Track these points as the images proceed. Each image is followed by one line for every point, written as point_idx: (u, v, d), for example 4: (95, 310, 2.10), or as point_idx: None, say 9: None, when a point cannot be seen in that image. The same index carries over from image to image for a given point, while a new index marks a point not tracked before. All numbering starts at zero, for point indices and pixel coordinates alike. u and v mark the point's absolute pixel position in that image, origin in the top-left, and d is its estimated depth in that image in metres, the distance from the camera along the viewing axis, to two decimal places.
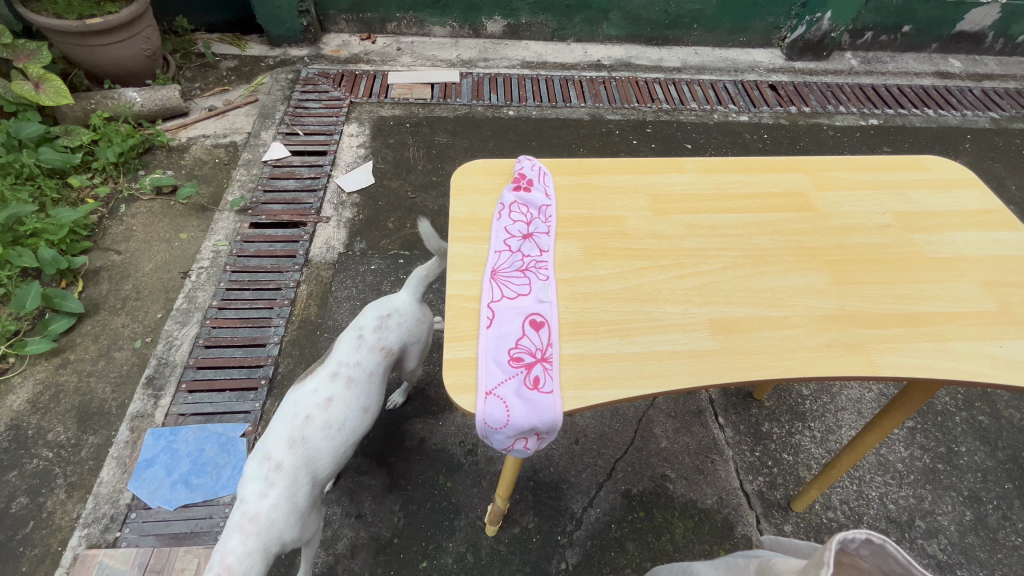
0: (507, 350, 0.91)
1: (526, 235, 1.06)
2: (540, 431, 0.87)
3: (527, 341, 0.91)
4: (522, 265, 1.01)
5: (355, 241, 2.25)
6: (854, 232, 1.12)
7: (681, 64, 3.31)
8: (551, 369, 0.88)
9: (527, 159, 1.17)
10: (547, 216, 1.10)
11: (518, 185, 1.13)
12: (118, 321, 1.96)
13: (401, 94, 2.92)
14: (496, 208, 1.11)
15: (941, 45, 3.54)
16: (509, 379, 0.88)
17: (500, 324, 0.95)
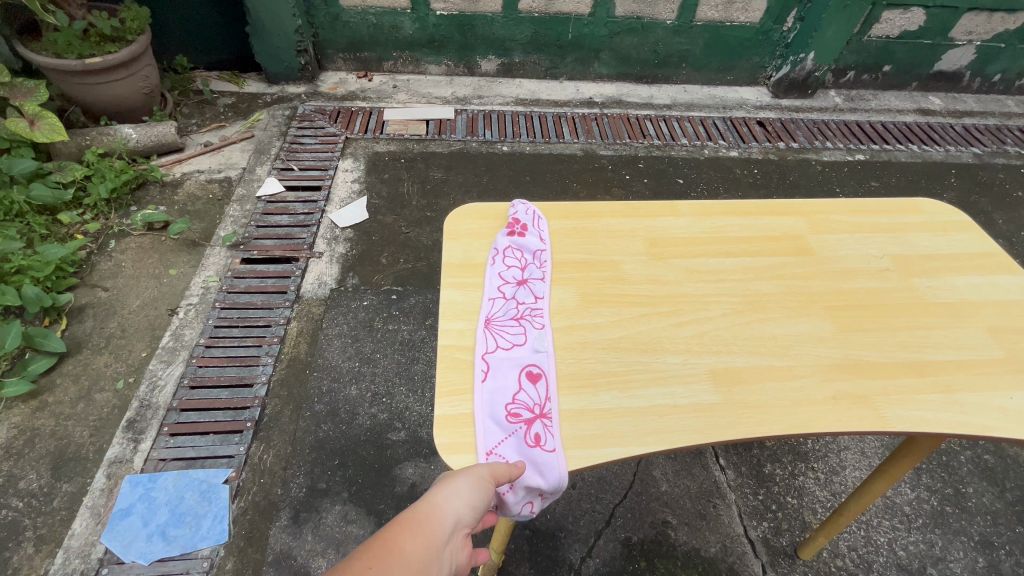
0: (504, 405, 0.88)
1: (521, 281, 1.04)
2: (542, 493, 0.82)
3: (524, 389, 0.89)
4: (517, 314, 0.99)
5: (347, 276, 2.22)
6: (853, 277, 1.11)
7: (671, 102, 3.40)
8: (551, 426, 0.85)
9: (521, 204, 1.16)
10: (542, 260, 1.09)
11: (511, 231, 1.12)
12: (100, 361, 1.90)
13: (396, 130, 2.96)
14: (490, 253, 1.09)
15: (921, 83, 3.66)
16: (507, 438, 0.84)
17: (495, 378, 0.91)
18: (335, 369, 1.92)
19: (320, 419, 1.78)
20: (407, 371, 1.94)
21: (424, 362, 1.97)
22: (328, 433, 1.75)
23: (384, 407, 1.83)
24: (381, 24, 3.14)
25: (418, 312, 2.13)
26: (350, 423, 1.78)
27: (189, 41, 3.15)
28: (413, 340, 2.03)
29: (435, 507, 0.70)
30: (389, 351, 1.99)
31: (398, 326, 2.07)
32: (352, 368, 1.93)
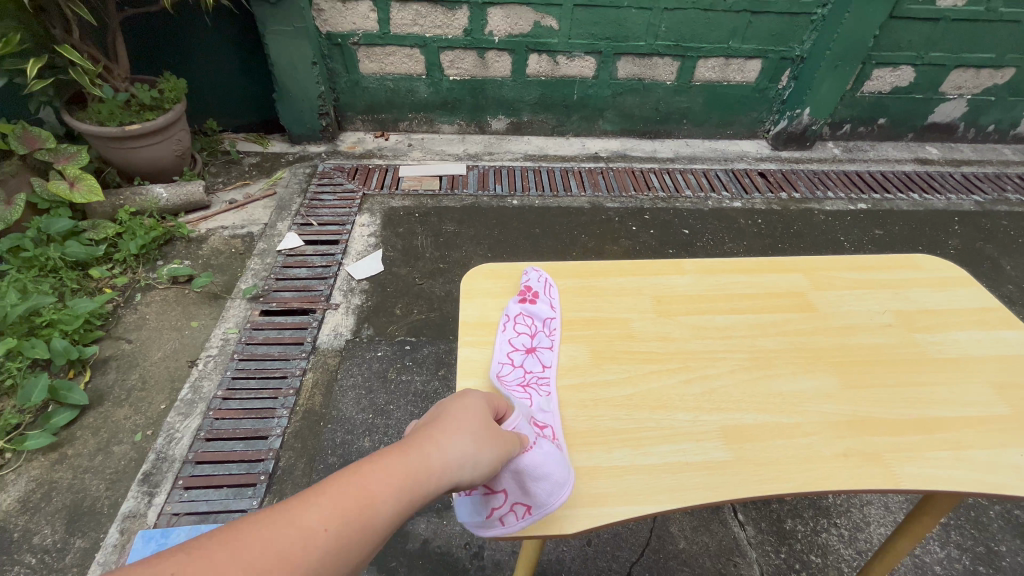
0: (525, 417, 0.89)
1: (530, 348, 1.07)
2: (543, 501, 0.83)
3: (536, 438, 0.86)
4: (524, 380, 1.00)
5: (362, 328, 2.28)
6: (857, 333, 1.14)
7: (674, 155, 3.54)
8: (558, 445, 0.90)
9: (535, 272, 1.20)
10: (551, 328, 1.12)
11: (523, 298, 1.15)
12: (120, 413, 1.94)
13: (411, 186, 3.10)
14: (503, 317, 1.13)
15: (916, 134, 3.79)
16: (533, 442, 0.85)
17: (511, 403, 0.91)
18: (349, 421, 1.94)
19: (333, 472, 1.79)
20: None
21: None
22: None
23: None
24: (398, 89, 3.36)
25: (430, 363, 2.16)
26: None
27: (219, 107, 3.38)
28: (426, 391, 2.06)
29: (438, 458, 0.67)
30: (402, 403, 2.01)
31: (411, 377, 2.10)
32: (366, 419, 1.95)
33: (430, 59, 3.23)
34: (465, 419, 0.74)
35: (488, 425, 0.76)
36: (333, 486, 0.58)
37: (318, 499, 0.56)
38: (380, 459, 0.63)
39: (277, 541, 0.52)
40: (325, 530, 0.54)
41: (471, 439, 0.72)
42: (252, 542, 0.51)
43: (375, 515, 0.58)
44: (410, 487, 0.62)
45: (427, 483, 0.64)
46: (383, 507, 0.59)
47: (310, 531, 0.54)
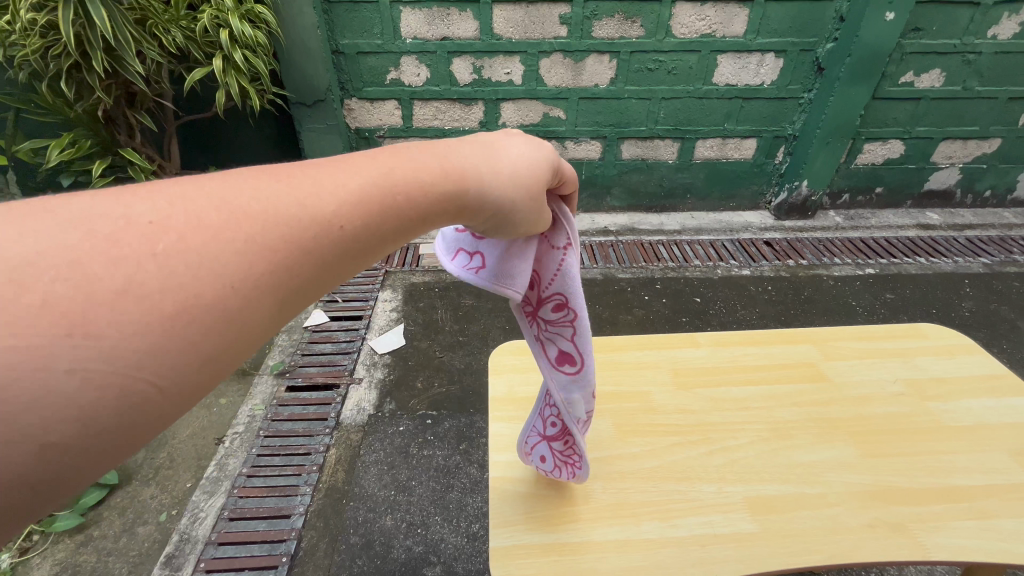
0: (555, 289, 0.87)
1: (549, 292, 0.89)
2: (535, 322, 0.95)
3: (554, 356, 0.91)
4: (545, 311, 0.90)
5: (385, 402, 2.32)
6: (871, 402, 1.17)
7: (681, 227, 3.69)
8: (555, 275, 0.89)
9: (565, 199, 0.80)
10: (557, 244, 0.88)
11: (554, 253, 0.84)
12: (147, 493, 1.97)
13: (431, 263, 3.27)
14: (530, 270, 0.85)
15: (915, 201, 3.93)
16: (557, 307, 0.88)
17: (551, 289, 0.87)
18: (371, 498, 1.94)
19: (355, 552, 1.77)
20: (442, 499, 1.94)
21: (458, 489, 1.97)
22: (363, 568, 1.73)
23: (419, 538, 1.81)
24: None
25: (452, 437, 2.17)
26: (385, 557, 1.76)
27: None
28: (447, 466, 2.06)
29: (471, 165, 0.66)
30: (424, 478, 2.01)
31: (433, 452, 2.11)
32: (388, 497, 1.94)
33: None
34: (518, 147, 0.71)
35: (537, 163, 0.72)
36: (355, 164, 0.57)
37: (339, 181, 0.55)
38: (415, 152, 0.63)
39: (283, 217, 0.49)
40: (344, 223, 0.53)
41: (523, 166, 0.70)
42: (256, 204, 0.48)
43: (400, 198, 0.59)
44: (440, 179, 0.62)
45: (465, 198, 0.65)
46: (407, 208, 0.59)
47: (329, 216, 0.52)
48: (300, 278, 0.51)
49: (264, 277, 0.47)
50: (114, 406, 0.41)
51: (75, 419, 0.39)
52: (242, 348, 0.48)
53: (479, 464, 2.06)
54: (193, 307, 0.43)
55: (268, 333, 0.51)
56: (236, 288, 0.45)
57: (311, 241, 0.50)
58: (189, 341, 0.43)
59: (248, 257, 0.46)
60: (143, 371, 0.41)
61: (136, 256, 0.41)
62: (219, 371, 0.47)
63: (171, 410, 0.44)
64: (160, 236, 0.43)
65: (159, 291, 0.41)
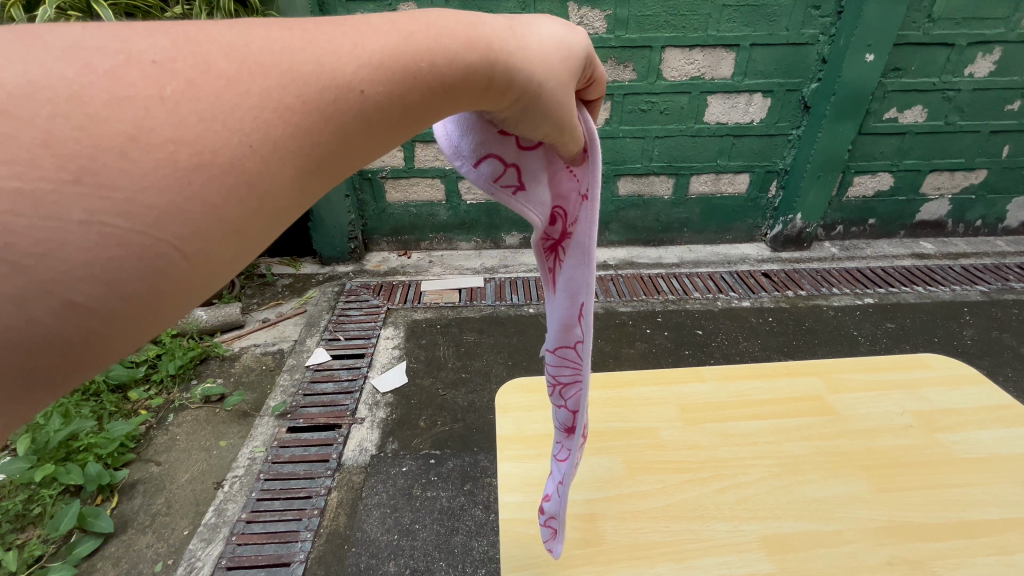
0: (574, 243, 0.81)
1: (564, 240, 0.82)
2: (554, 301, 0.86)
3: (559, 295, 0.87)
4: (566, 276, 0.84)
5: (387, 442, 2.29)
6: (880, 435, 1.17)
7: (679, 260, 3.74)
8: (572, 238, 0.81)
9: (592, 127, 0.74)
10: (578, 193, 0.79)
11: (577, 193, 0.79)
12: (143, 541, 1.91)
13: (432, 300, 3.29)
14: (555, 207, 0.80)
15: (908, 231, 4.00)
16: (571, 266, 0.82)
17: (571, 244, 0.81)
18: (374, 543, 1.88)
19: None
20: (446, 543, 1.88)
21: (463, 532, 1.92)
22: None
23: None
24: (421, 213, 3.71)
25: (456, 478, 2.13)
26: None
27: None
28: (452, 508, 2.01)
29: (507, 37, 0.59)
30: (428, 521, 1.96)
31: (437, 494, 2.06)
32: (392, 541, 1.89)
33: (449, 187, 3.60)
34: (549, 26, 0.64)
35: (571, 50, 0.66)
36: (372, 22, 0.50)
37: (356, 41, 0.48)
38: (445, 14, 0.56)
39: (296, 74, 0.43)
40: (365, 88, 0.47)
41: (559, 53, 0.64)
42: (264, 56, 0.43)
43: (432, 60, 0.52)
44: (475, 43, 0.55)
45: (501, 74, 0.57)
46: (433, 77, 0.52)
47: (347, 80, 0.46)
48: (323, 140, 0.45)
49: (281, 140, 0.42)
50: (139, 270, 0.37)
51: (97, 278, 0.35)
52: (265, 219, 0.44)
53: (484, 506, 2.02)
54: (210, 163, 0.38)
55: (290, 214, 0.47)
56: (254, 148, 0.41)
57: (330, 105, 0.45)
58: (203, 211, 0.39)
59: (263, 117, 0.41)
60: (163, 230, 0.37)
61: (145, 103, 0.36)
62: (240, 245, 0.43)
63: (195, 281, 0.41)
64: (166, 84, 0.38)
65: (171, 141, 0.37)
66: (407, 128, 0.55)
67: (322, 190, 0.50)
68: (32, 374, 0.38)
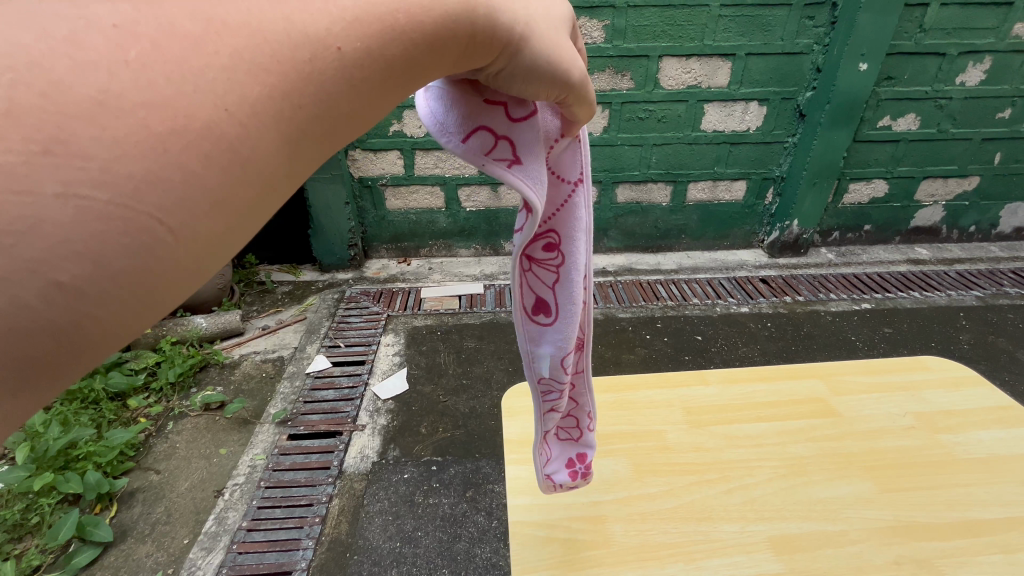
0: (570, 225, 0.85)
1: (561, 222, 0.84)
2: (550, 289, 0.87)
3: (530, 306, 0.88)
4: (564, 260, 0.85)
5: (389, 448, 2.29)
6: (883, 436, 1.18)
7: (677, 266, 3.77)
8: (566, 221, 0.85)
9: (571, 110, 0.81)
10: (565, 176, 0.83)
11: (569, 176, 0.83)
12: (142, 550, 1.89)
13: (432, 306, 3.29)
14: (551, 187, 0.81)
15: (903, 237, 4.04)
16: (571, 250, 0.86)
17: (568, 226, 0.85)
18: (376, 551, 1.87)
19: None
20: (449, 550, 1.87)
21: (466, 539, 1.91)
22: None
23: None
24: (420, 220, 3.72)
25: (458, 484, 2.12)
26: None
27: (259, 244, 3.74)
28: (454, 514, 2.00)
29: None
30: (430, 529, 1.95)
31: (439, 501, 2.06)
32: (394, 549, 1.88)
33: (449, 195, 3.62)
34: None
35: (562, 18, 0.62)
36: None
37: None
38: None
39: (268, 29, 0.37)
40: (342, 44, 0.40)
41: (542, 16, 0.58)
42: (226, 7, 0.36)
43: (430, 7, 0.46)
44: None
45: (494, 23, 0.52)
46: (416, 31, 0.45)
47: (322, 35, 0.39)
48: (306, 98, 0.39)
49: (259, 103, 0.36)
50: (124, 248, 0.32)
51: (81, 257, 0.30)
52: (253, 193, 0.38)
53: (487, 512, 2.01)
54: (189, 128, 0.33)
55: (280, 189, 0.41)
56: (231, 111, 0.35)
57: (307, 65, 0.38)
58: (177, 187, 0.33)
59: (238, 76, 0.35)
60: (142, 202, 0.31)
61: (106, 61, 0.30)
62: (230, 217, 0.37)
63: (188, 259, 0.36)
64: (128, 41, 0.31)
65: (142, 107, 0.31)
66: (394, 95, 0.48)
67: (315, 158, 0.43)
68: (16, 373, 0.33)
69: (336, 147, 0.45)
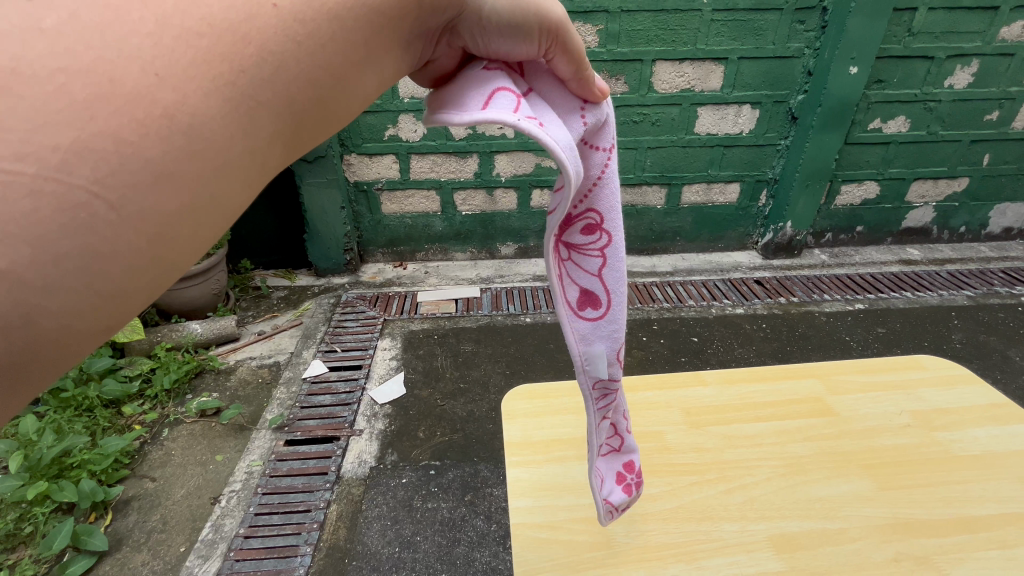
0: (603, 197, 0.83)
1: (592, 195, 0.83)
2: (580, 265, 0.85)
3: (575, 298, 0.87)
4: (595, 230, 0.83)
5: (386, 453, 2.28)
6: (880, 434, 1.19)
7: (673, 269, 3.78)
8: (598, 193, 0.82)
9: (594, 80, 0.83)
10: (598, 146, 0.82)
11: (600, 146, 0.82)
12: (138, 559, 1.88)
13: (429, 310, 3.29)
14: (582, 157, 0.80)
15: (895, 238, 4.08)
16: (604, 224, 0.83)
17: (601, 199, 0.83)
18: (375, 556, 1.87)
19: None
20: (448, 554, 1.87)
21: (465, 543, 1.91)
22: None
23: None
24: (416, 224, 3.72)
25: (457, 488, 2.12)
26: None
27: (254, 249, 3.73)
28: (453, 519, 2.00)
29: None
30: (429, 533, 1.94)
31: (438, 505, 2.05)
32: (393, 554, 1.87)
33: (444, 199, 3.62)
34: None
35: None
36: None
37: None
38: None
39: (199, 3, 0.46)
40: (278, 2, 0.50)
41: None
42: None
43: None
44: None
45: None
46: (337, 13, 0.53)
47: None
48: (242, 66, 0.48)
49: (195, 66, 0.44)
50: (61, 226, 0.40)
51: (19, 239, 0.38)
52: (196, 159, 0.46)
53: (486, 516, 2.01)
54: (112, 94, 0.41)
55: (232, 153, 0.49)
56: (161, 77, 0.43)
57: (244, 25, 0.48)
58: (107, 160, 0.41)
59: (162, 42, 0.43)
60: (74, 174, 0.39)
61: (23, 36, 0.39)
62: (172, 191, 0.45)
63: (131, 236, 0.44)
64: (43, 15, 0.40)
65: (60, 73, 0.39)
66: (349, 65, 0.57)
67: (267, 123, 0.52)
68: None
69: (291, 111, 0.53)
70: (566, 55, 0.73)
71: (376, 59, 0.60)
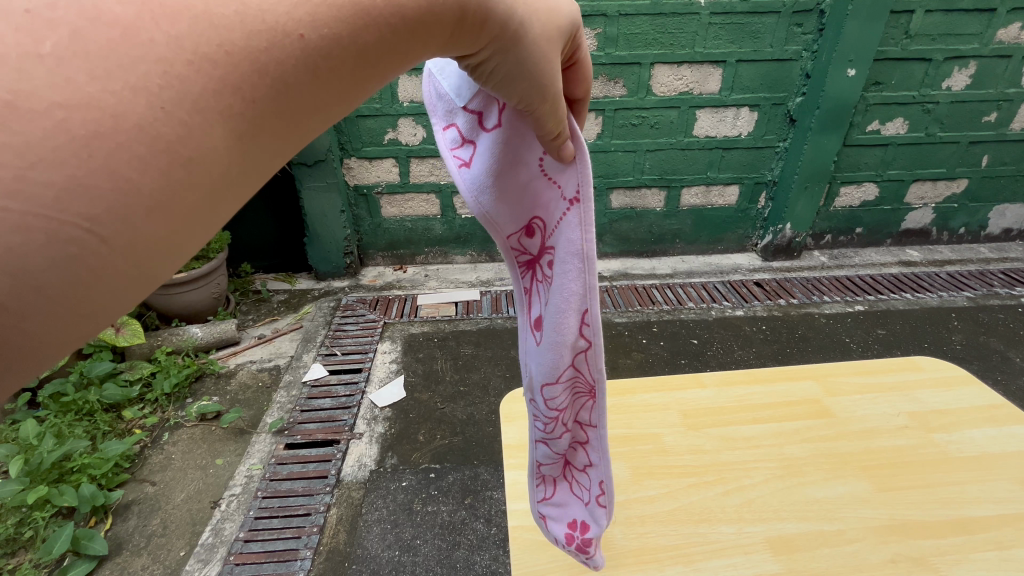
0: (562, 241, 0.77)
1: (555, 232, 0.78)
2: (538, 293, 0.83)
3: (534, 318, 0.85)
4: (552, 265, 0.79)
5: (386, 456, 2.28)
6: (877, 435, 1.19)
7: (673, 271, 3.79)
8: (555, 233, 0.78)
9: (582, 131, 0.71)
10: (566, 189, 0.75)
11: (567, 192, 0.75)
12: (138, 563, 1.88)
13: (429, 313, 3.30)
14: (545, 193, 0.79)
15: (895, 239, 4.08)
16: (557, 267, 0.78)
17: (558, 241, 0.77)
18: (375, 560, 1.87)
19: None
20: (449, 558, 1.87)
21: (465, 546, 1.91)
22: None
23: None
24: (416, 228, 3.73)
25: (457, 491, 2.12)
26: None
27: (254, 252, 3.73)
28: (453, 522, 1.99)
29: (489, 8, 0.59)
30: (429, 537, 1.94)
31: (438, 508, 2.05)
32: (393, 557, 1.87)
33: (444, 202, 3.63)
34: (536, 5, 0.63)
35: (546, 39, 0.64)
36: None
37: None
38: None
39: None
40: (305, 31, 0.44)
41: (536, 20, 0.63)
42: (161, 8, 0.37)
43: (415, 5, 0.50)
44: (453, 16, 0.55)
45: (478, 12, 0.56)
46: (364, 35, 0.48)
47: (283, 24, 0.43)
48: (252, 94, 0.43)
49: (205, 98, 0.39)
50: (48, 258, 0.35)
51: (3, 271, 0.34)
52: (199, 190, 0.42)
53: (486, 519, 2.01)
54: (116, 130, 0.36)
55: (232, 183, 0.45)
56: (169, 110, 0.37)
57: (262, 56, 0.42)
58: (103, 192, 0.36)
59: (175, 71, 0.38)
60: (65, 210, 0.35)
61: (19, 63, 0.32)
62: (171, 223, 0.41)
63: (121, 263, 0.40)
64: (44, 34, 0.33)
65: (59, 107, 0.34)
66: (364, 85, 0.52)
67: (271, 150, 0.47)
68: None
69: (298, 134, 0.49)
70: (535, 124, 0.69)
71: (393, 75, 0.55)
